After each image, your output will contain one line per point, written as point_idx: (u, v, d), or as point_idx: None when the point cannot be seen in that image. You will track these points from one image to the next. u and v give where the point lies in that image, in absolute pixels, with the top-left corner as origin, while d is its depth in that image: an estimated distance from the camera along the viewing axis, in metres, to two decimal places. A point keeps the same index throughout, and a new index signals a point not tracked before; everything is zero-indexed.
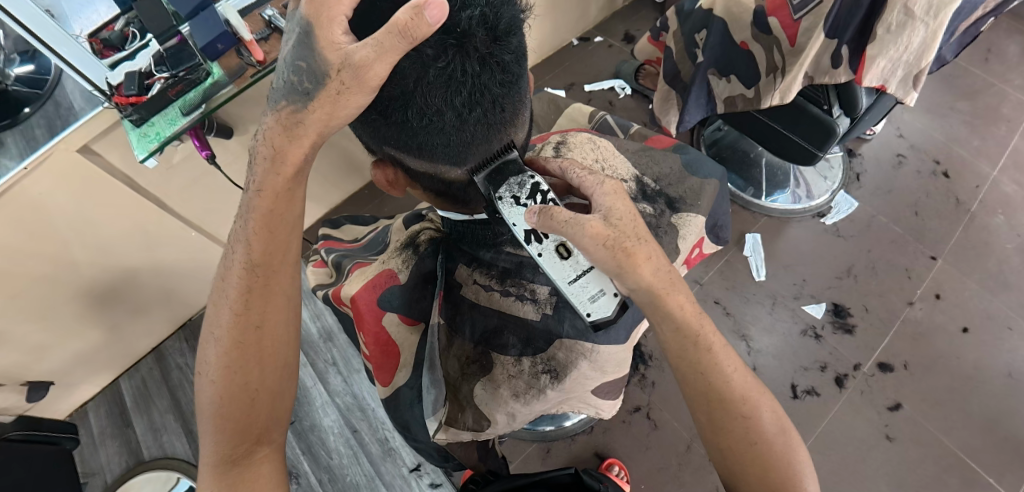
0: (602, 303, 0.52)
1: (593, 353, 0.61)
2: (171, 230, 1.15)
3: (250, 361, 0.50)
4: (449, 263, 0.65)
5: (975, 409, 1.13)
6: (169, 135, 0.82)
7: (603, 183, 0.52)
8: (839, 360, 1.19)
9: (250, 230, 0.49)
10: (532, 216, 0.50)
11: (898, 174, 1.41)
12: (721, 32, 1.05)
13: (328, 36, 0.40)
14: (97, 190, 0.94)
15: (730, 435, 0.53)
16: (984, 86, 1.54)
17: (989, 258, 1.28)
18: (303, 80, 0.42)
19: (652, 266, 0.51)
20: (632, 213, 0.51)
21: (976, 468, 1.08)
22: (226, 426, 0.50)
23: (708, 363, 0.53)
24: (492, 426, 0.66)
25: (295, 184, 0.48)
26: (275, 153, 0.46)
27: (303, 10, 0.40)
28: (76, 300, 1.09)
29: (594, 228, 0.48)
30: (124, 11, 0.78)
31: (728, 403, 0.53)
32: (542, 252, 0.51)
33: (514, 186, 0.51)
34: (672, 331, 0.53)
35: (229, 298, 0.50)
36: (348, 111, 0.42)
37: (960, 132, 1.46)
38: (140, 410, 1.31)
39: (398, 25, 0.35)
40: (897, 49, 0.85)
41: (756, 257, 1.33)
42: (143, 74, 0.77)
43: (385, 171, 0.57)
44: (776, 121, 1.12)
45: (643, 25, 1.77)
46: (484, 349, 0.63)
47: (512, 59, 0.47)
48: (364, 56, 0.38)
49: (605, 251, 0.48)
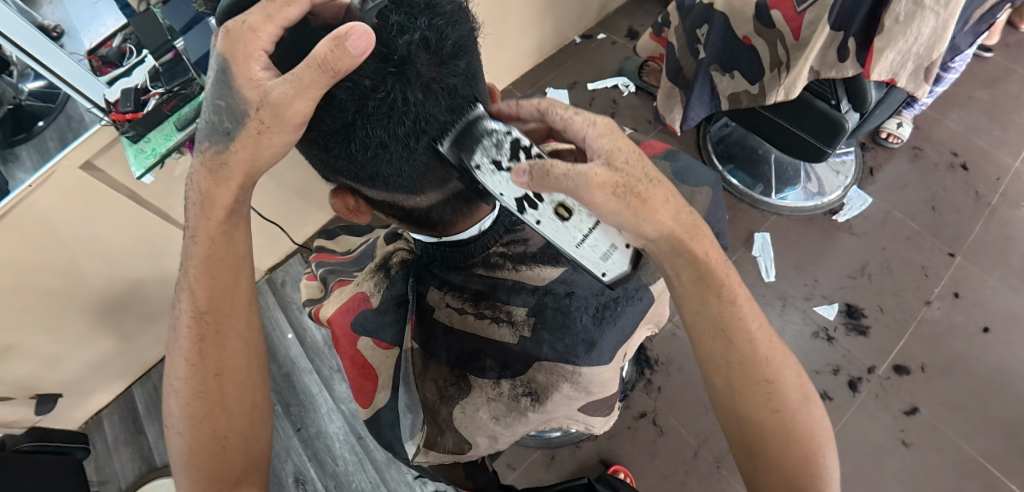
0: (615, 259, 0.49)
1: (574, 375, 0.60)
2: (175, 242, 1.16)
3: (213, 408, 0.50)
4: (420, 286, 0.64)
5: (997, 412, 1.08)
6: (165, 150, 0.83)
7: (595, 123, 0.45)
8: (852, 363, 1.16)
9: (192, 277, 0.49)
10: (522, 176, 0.42)
11: (915, 167, 1.36)
12: (723, 27, 1.01)
13: (246, 74, 0.37)
14: (100, 203, 0.95)
15: (757, 401, 0.50)
16: (1005, 72, 1.47)
17: (1011, 253, 1.23)
18: (224, 120, 0.40)
19: (672, 208, 0.46)
20: (635, 153, 0.45)
21: (996, 474, 1.04)
22: (197, 474, 0.50)
23: (732, 319, 0.50)
24: (474, 448, 0.64)
25: (229, 227, 0.48)
26: (204, 197, 0.45)
27: (219, 45, 0.37)
28: (86, 310, 1.11)
29: (602, 177, 0.41)
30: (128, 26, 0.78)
31: (752, 368, 0.50)
32: (540, 220, 0.46)
33: (490, 149, 0.43)
34: (693, 279, 0.49)
35: (182, 348, 0.50)
36: (272, 150, 0.41)
37: (981, 121, 1.40)
38: (152, 418, 1.33)
39: (318, 59, 0.33)
40: (905, 40, 0.81)
41: (766, 257, 1.29)
42: (139, 90, 0.78)
43: (345, 199, 0.55)
44: (780, 117, 1.09)
45: (646, 19, 1.74)
46: (462, 372, 0.61)
47: (461, 82, 0.44)
48: (282, 93, 0.36)
49: (618, 199, 0.42)
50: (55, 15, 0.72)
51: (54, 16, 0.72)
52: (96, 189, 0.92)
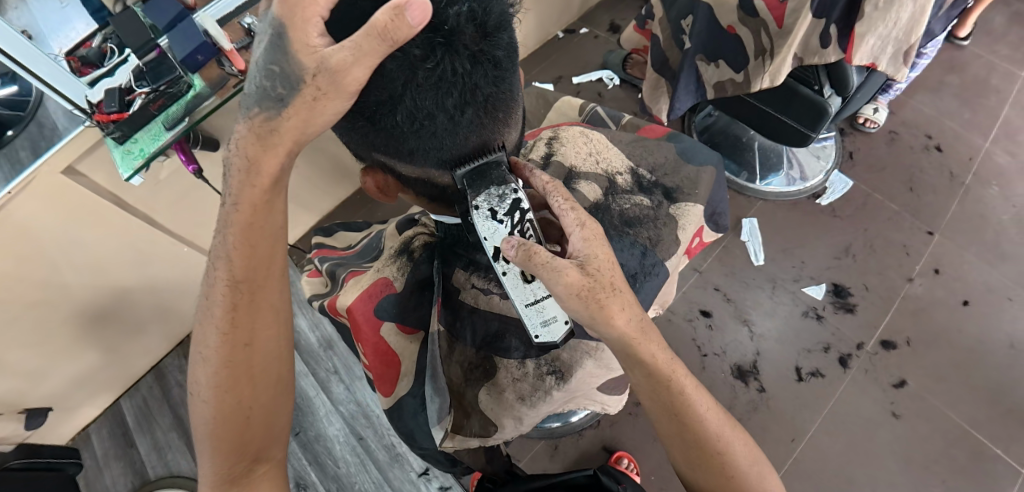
0: (553, 328, 0.51)
1: (596, 352, 0.65)
2: (161, 246, 1.13)
3: (241, 381, 0.50)
4: (445, 269, 0.65)
5: (980, 381, 1.13)
6: (153, 151, 0.80)
7: (582, 226, 0.49)
8: (841, 340, 1.19)
9: (230, 246, 0.48)
10: (510, 248, 0.47)
11: (892, 150, 1.41)
12: (707, 17, 1.04)
13: (302, 39, 0.38)
14: (82, 208, 0.91)
15: (705, 469, 0.52)
16: (972, 58, 1.54)
17: (985, 230, 1.28)
18: (276, 85, 0.40)
19: (627, 315, 0.49)
20: (610, 262, 0.49)
21: (982, 440, 1.08)
22: (224, 447, 0.50)
23: (682, 405, 0.51)
24: (499, 431, 0.68)
25: (273, 195, 0.47)
26: (250, 164, 0.44)
27: (274, 10, 0.38)
28: (72, 322, 1.07)
29: (572, 279, 0.46)
30: (103, 28, 0.75)
31: (705, 442, 0.51)
32: (506, 272, 0.50)
33: (493, 198, 0.49)
34: (643, 377, 0.51)
35: (215, 317, 0.49)
36: (326, 118, 0.42)
37: (952, 105, 1.46)
38: (143, 430, 1.29)
39: (379, 28, 0.35)
40: (885, 26, 0.84)
41: (754, 242, 1.32)
42: (123, 90, 0.74)
43: (375, 177, 0.57)
44: (766, 104, 1.12)
45: (627, 13, 1.76)
46: (486, 353, 0.64)
47: (503, 55, 0.46)
48: (341, 60, 0.37)
49: (579, 301, 0.47)
50: (21, 22, 0.67)
51: (21, 23, 0.67)
52: (79, 194, 0.88)
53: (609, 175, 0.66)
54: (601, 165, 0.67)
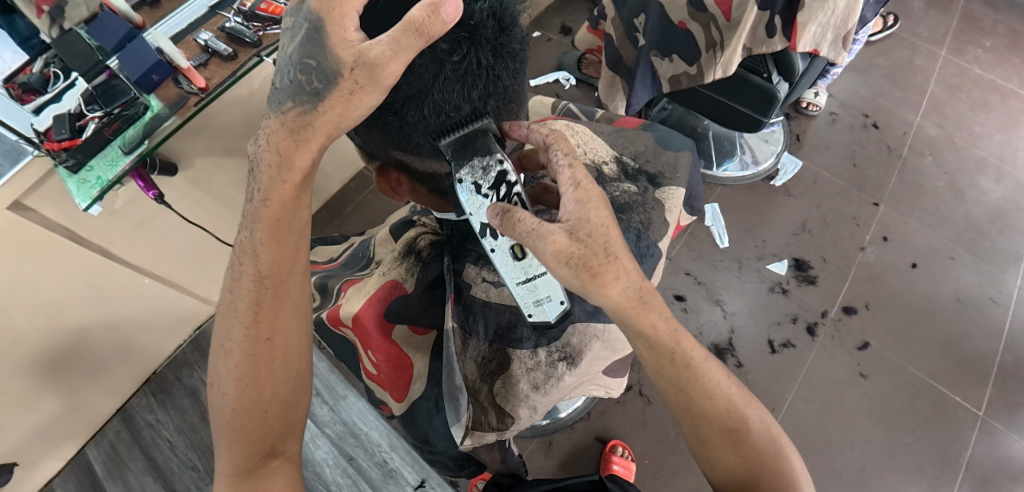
0: (548, 308, 0.56)
1: (604, 333, 0.66)
2: (123, 281, 1.05)
3: (262, 371, 0.51)
4: (455, 264, 0.66)
5: (934, 336, 1.22)
6: (113, 179, 0.69)
7: (577, 187, 0.49)
8: (807, 310, 1.26)
9: (257, 240, 0.49)
10: (494, 216, 0.48)
11: (834, 130, 1.51)
12: (659, 15, 1.09)
13: (340, 33, 0.42)
14: (33, 245, 0.84)
15: (716, 447, 0.54)
16: (897, 41, 1.66)
17: (923, 197, 1.39)
18: (312, 80, 0.43)
19: (622, 283, 0.49)
20: (606, 223, 0.48)
21: (942, 390, 1.17)
22: (244, 444, 0.51)
23: (690, 381, 0.54)
24: (515, 422, 0.70)
25: (301, 190, 0.49)
26: (282, 159, 0.46)
27: (313, 6, 0.42)
28: (26, 371, 0.99)
29: (559, 245, 0.46)
30: (39, 52, 0.65)
31: (715, 419, 0.54)
32: (495, 248, 0.52)
33: (477, 170, 0.49)
34: (647, 348, 0.53)
35: (238, 310, 0.51)
36: (359, 112, 0.44)
37: (883, 85, 1.58)
38: (114, 477, 1.22)
39: (416, 23, 0.39)
40: (825, 13, 0.91)
41: (717, 225, 1.38)
42: (73, 116, 0.65)
43: (388, 177, 0.60)
44: (719, 93, 1.18)
45: (577, 15, 1.81)
46: (499, 346, 0.65)
47: (518, 48, 0.51)
48: (379, 54, 0.41)
49: (569, 269, 0.48)
50: None
51: None
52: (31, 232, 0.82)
53: (597, 164, 0.68)
54: (586, 155, 0.69)
